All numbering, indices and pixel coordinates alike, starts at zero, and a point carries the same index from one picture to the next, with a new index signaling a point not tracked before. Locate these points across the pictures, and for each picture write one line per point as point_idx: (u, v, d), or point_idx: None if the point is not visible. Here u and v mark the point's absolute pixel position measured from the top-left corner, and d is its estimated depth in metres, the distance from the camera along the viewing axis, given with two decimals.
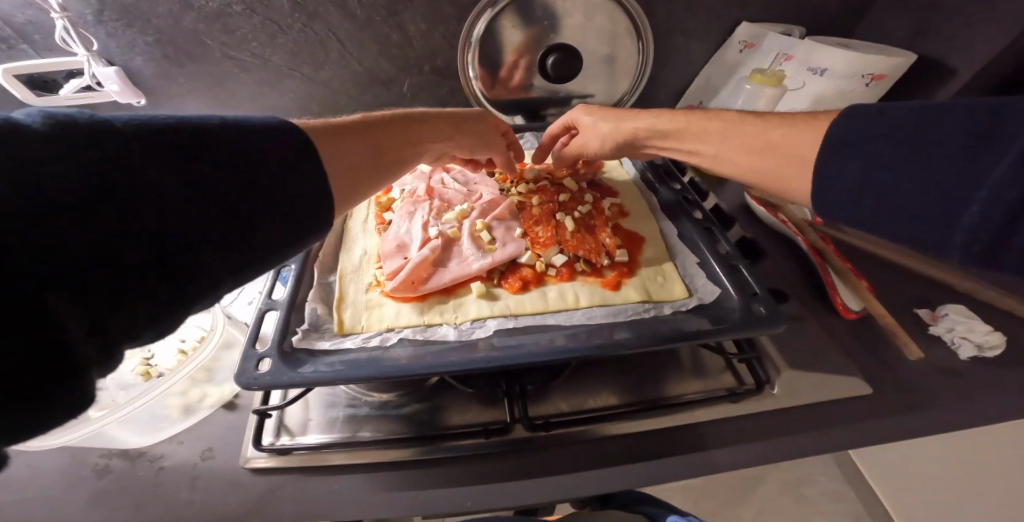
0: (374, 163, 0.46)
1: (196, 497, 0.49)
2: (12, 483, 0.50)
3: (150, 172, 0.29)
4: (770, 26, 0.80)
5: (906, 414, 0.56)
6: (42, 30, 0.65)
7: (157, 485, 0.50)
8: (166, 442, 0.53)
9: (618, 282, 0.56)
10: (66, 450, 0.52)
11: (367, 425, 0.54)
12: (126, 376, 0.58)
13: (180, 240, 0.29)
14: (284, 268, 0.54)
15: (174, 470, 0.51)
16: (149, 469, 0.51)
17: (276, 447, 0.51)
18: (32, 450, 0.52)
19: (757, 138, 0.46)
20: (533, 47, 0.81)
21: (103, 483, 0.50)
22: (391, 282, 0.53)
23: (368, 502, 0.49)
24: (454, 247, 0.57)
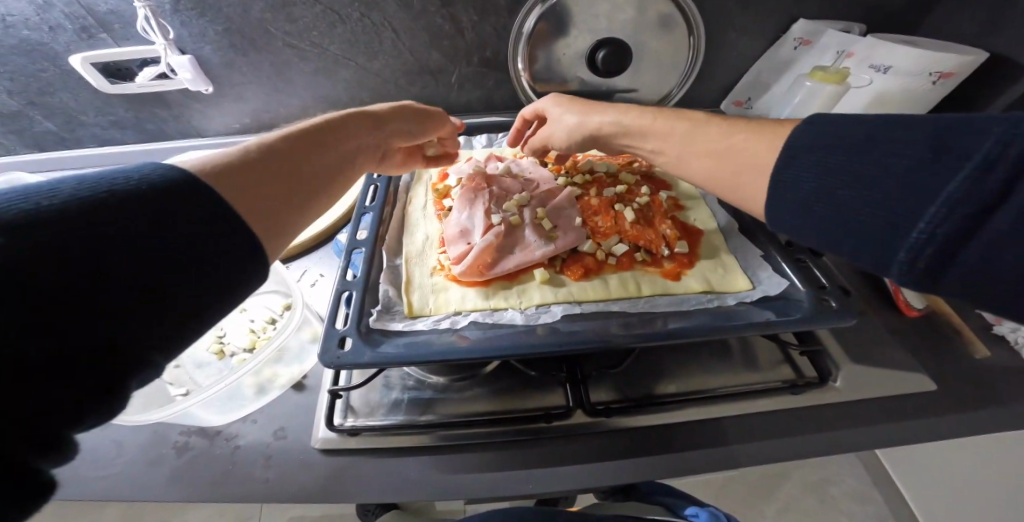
0: (309, 180, 0.41)
1: (272, 474, 0.51)
2: (99, 458, 0.53)
3: (42, 259, 0.24)
4: (829, 23, 0.79)
5: (974, 410, 0.55)
6: (121, 19, 0.68)
7: (235, 462, 0.52)
8: (240, 421, 0.55)
9: (679, 272, 0.56)
10: (149, 427, 0.55)
11: (430, 408, 0.56)
12: (202, 355, 0.62)
13: (137, 321, 0.26)
14: (354, 251, 0.56)
15: (251, 448, 0.53)
16: (226, 447, 0.53)
17: (346, 428, 0.53)
18: (117, 427, 0.55)
19: (714, 142, 0.43)
20: (583, 39, 0.79)
21: (185, 460, 0.52)
22: (458, 266, 0.54)
23: (433, 481, 0.51)
24: (516, 235, 0.57)
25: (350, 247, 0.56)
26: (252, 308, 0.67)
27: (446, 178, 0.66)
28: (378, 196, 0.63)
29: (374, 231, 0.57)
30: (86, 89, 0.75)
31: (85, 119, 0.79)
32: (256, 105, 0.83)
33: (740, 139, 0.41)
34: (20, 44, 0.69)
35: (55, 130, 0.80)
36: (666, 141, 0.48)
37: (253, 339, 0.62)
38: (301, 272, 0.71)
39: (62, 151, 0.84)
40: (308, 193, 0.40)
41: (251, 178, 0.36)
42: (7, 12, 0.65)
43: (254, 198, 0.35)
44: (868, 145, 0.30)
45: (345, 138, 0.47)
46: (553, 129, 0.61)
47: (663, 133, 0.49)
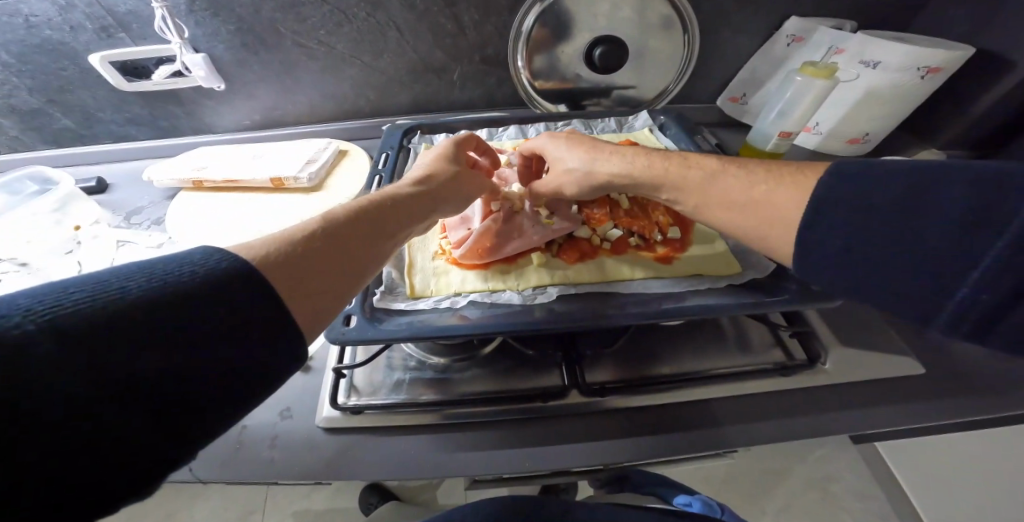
0: (342, 256, 0.39)
1: (277, 453, 0.53)
2: None
3: (140, 329, 0.25)
4: (821, 20, 0.81)
5: (962, 395, 0.56)
6: (140, 19, 0.71)
7: (241, 441, 0.54)
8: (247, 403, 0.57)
9: (671, 256, 0.58)
10: None
11: (430, 388, 0.58)
12: None
13: (212, 381, 0.27)
14: None
15: (256, 428, 0.55)
16: (233, 428, 0.55)
17: (350, 406, 0.55)
18: None
19: (744, 192, 0.43)
20: (581, 38, 0.81)
21: None
22: (459, 250, 0.57)
23: (433, 457, 0.53)
24: (514, 221, 0.60)
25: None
26: None
27: None
28: None
29: None
30: (104, 87, 0.79)
31: (102, 116, 0.83)
32: (266, 102, 0.87)
33: (765, 194, 0.42)
34: (43, 44, 0.72)
35: (73, 126, 0.83)
36: (699, 198, 0.47)
37: None
38: None
39: (77, 147, 0.87)
40: (338, 270, 0.38)
41: (280, 263, 0.34)
42: (31, 12, 0.68)
43: (305, 295, 0.34)
44: (910, 201, 0.32)
45: (386, 207, 0.46)
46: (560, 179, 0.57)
47: (694, 188, 0.47)
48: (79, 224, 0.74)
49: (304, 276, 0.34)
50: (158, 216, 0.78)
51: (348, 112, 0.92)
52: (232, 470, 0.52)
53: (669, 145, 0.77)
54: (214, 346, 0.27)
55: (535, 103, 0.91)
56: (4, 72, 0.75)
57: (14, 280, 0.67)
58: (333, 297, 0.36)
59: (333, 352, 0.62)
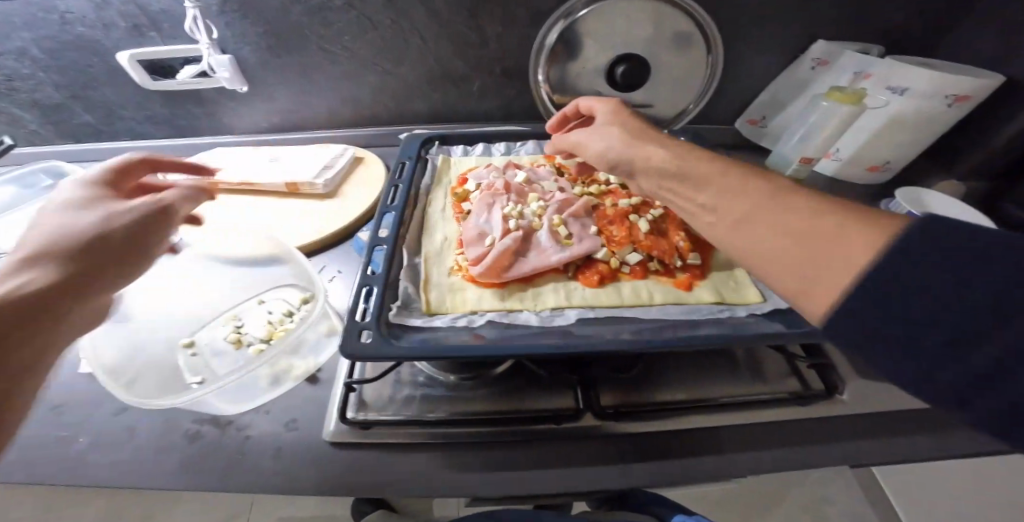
0: None
1: (280, 466, 0.49)
2: (109, 444, 0.50)
3: None
4: (846, 44, 0.81)
5: None
6: (171, 19, 0.71)
7: (243, 454, 0.50)
8: (256, 411, 0.54)
9: (691, 283, 0.57)
10: (161, 416, 0.52)
11: (442, 406, 0.56)
12: (218, 344, 0.58)
13: None
14: (376, 247, 0.56)
15: (260, 440, 0.51)
16: (236, 437, 0.51)
17: (358, 421, 0.53)
18: (133, 414, 0.52)
19: (804, 217, 0.33)
20: (604, 56, 0.81)
21: (195, 450, 0.50)
22: (477, 268, 0.56)
23: (443, 479, 0.50)
24: (533, 239, 0.59)
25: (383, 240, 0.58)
26: (268, 299, 0.62)
27: (466, 183, 0.69)
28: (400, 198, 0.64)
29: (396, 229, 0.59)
30: (128, 83, 0.78)
31: (124, 113, 0.83)
32: (285, 105, 0.87)
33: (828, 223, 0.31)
34: (75, 41, 0.72)
35: (93, 122, 0.83)
36: (740, 210, 0.38)
37: (271, 332, 0.58)
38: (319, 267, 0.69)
39: (95, 143, 0.87)
40: None
41: None
42: (66, 9, 0.68)
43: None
44: None
45: None
46: (590, 136, 0.58)
47: (743, 194, 0.39)
48: None
49: None
50: None
51: (365, 118, 0.92)
52: (237, 478, 0.48)
53: None
54: None
55: (552, 118, 0.91)
56: (31, 67, 0.74)
57: None
58: None
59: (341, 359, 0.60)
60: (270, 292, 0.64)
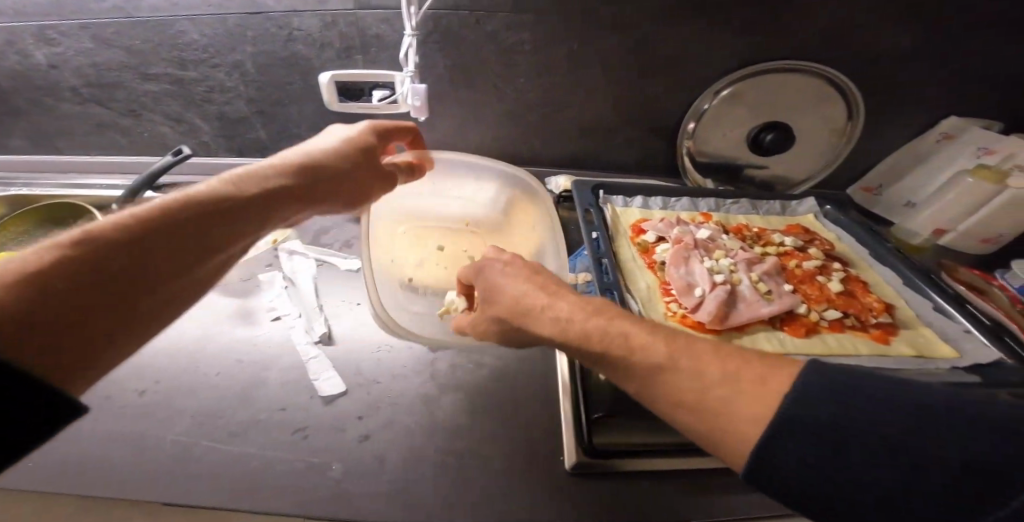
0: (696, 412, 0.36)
1: (536, 502, 0.48)
2: (360, 468, 0.48)
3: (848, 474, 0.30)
4: (974, 122, 0.87)
5: None
6: (382, 44, 0.76)
7: (496, 485, 0.49)
8: (490, 441, 0.53)
9: (887, 338, 0.62)
10: (402, 441, 0.51)
11: (669, 435, 0.55)
12: (418, 362, 0.59)
13: (877, 495, 0.30)
14: (609, 292, 0.62)
15: (509, 470, 0.50)
16: (483, 468, 0.50)
17: (600, 450, 0.52)
18: (375, 439, 0.51)
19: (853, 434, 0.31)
20: (753, 122, 0.88)
21: (448, 481, 0.48)
22: (699, 315, 0.60)
23: (699, 509, 0.49)
24: (737, 292, 0.64)
25: (605, 287, 0.63)
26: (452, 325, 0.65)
27: (646, 235, 0.73)
28: (598, 249, 0.69)
29: (615, 279, 0.63)
30: (314, 103, 0.83)
31: (295, 130, 0.87)
32: (444, 137, 0.91)
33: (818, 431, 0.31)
34: (288, 58, 0.77)
35: (264, 137, 0.88)
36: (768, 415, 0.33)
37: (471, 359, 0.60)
38: None
39: (258, 157, 0.91)
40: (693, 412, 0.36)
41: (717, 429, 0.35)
42: (297, 27, 0.74)
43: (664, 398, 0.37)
44: None
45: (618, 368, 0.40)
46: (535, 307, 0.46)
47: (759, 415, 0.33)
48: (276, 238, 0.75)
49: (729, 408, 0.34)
50: (347, 238, 0.77)
51: (505, 157, 0.96)
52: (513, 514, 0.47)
53: (836, 230, 0.82)
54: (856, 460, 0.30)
55: (687, 173, 0.96)
56: (237, 80, 0.80)
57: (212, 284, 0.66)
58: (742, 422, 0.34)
59: (558, 381, 0.59)
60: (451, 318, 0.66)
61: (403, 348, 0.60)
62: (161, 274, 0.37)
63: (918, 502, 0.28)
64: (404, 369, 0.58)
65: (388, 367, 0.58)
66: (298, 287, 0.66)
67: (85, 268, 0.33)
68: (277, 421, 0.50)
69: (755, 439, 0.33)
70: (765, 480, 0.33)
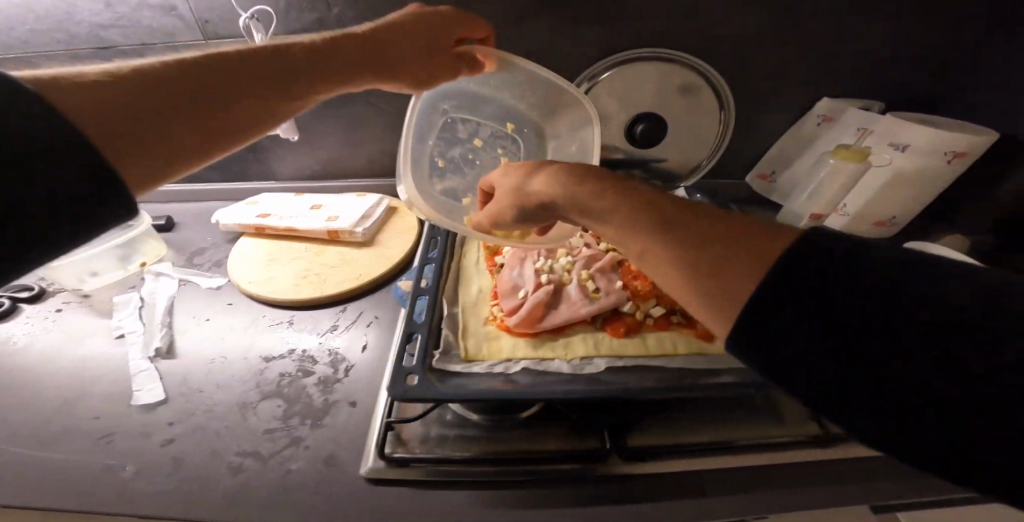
0: (676, 269, 0.31)
1: (319, 502, 0.50)
2: (153, 471, 0.51)
3: (870, 338, 0.24)
4: (852, 102, 0.85)
5: None
6: None
7: (285, 487, 0.50)
8: (294, 445, 0.54)
9: (712, 335, 0.61)
10: (204, 446, 0.53)
11: (475, 446, 0.56)
12: (246, 373, 0.62)
13: (868, 355, 0.24)
14: (419, 297, 0.62)
15: (303, 472, 0.52)
16: (278, 470, 0.52)
17: (396, 458, 0.53)
18: (178, 444, 0.53)
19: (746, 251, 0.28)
20: (624, 116, 0.88)
21: (237, 483, 0.50)
22: (512, 318, 0.60)
23: (480, 516, 0.50)
24: (563, 292, 0.64)
25: (415, 293, 0.62)
26: (294, 337, 0.68)
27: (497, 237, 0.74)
28: (438, 250, 0.70)
29: (435, 282, 0.64)
30: None
31: None
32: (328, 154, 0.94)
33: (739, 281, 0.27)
34: None
35: None
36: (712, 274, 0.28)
37: (302, 368, 0.63)
38: (339, 311, 0.72)
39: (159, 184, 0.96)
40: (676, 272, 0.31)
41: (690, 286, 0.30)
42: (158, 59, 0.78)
43: (662, 265, 0.32)
44: None
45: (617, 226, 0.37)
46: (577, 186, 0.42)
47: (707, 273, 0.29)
48: (146, 261, 0.79)
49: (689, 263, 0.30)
50: (220, 257, 0.81)
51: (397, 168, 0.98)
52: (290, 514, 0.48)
53: None
54: (850, 319, 0.25)
55: None
56: None
57: (75, 308, 0.71)
58: (731, 279, 0.28)
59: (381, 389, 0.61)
60: (295, 330, 0.69)
61: (237, 361, 0.63)
62: (195, 137, 0.36)
63: (917, 366, 0.23)
64: (231, 379, 0.61)
65: (216, 378, 0.61)
66: (152, 308, 0.70)
67: (142, 97, 0.33)
68: (87, 429, 0.55)
69: (749, 289, 0.27)
70: (750, 347, 0.27)
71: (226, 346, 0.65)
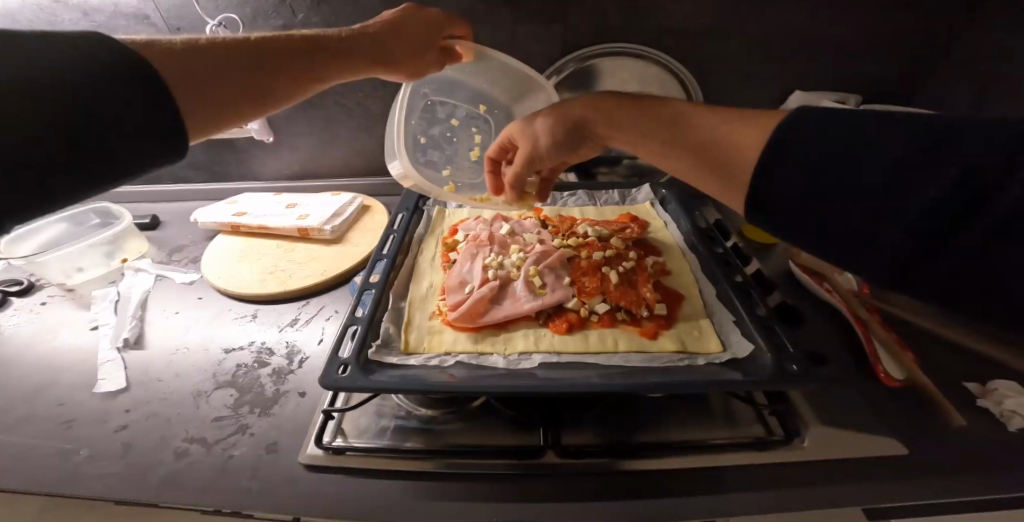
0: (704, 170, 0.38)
1: (254, 486, 0.52)
2: (107, 455, 0.54)
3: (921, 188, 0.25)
4: (824, 95, 0.83)
5: (962, 487, 0.52)
6: None
7: (225, 471, 0.53)
8: (239, 433, 0.57)
9: (656, 331, 0.62)
10: (156, 432, 0.57)
11: (413, 436, 0.58)
12: (206, 364, 0.65)
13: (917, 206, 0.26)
14: (366, 291, 0.64)
15: (243, 459, 0.54)
16: (221, 455, 0.55)
17: (333, 446, 0.55)
18: (133, 430, 0.57)
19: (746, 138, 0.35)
20: None
21: (181, 466, 0.53)
22: (454, 313, 0.62)
23: (406, 504, 0.51)
24: (509, 288, 0.66)
25: (364, 287, 0.65)
26: (256, 329, 0.71)
27: (455, 234, 0.76)
28: (394, 246, 0.73)
29: (386, 276, 0.66)
30: None
31: None
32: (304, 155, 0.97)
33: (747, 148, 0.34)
34: None
35: None
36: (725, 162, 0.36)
37: (257, 360, 0.66)
38: (300, 305, 0.75)
39: (148, 185, 1.01)
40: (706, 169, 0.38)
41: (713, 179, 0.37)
42: None
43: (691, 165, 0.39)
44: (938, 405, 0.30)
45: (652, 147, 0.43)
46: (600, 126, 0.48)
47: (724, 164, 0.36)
48: (128, 257, 0.83)
49: (716, 159, 0.37)
50: (197, 255, 0.85)
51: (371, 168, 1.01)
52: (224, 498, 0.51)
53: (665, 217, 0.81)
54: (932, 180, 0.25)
55: None
56: None
57: (58, 302, 0.76)
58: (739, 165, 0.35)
59: None
60: (258, 323, 0.72)
61: (200, 352, 0.67)
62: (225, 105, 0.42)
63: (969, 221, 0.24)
64: (190, 369, 0.65)
65: (177, 368, 0.65)
66: (126, 302, 0.74)
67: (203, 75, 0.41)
68: (54, 413, 0.59)
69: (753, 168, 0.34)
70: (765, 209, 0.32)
71: (190, 339, 0.69)
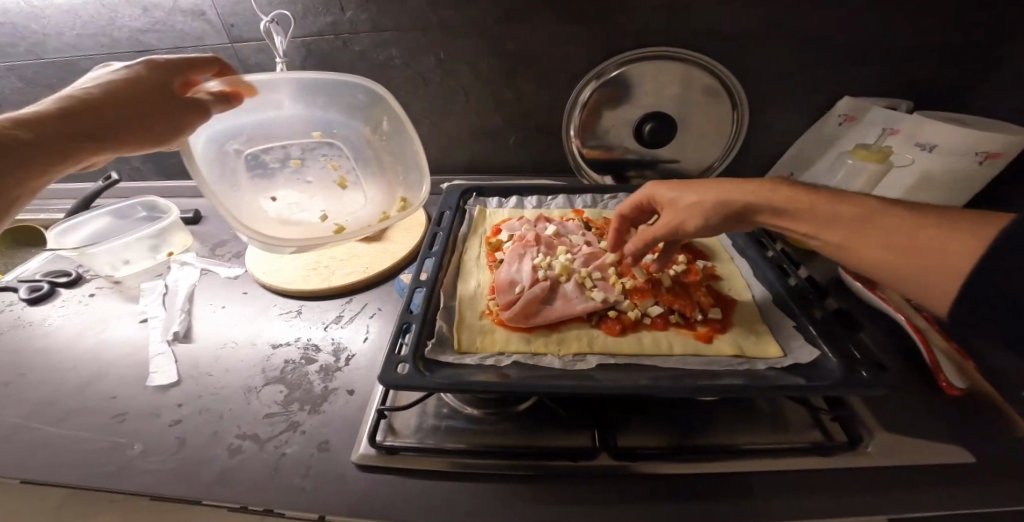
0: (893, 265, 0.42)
1: (307, 485, 0.51)
2: (161, 449, 0.54)
3: None
4: (875, 100, 0.81)
5: None
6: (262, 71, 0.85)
7: (277, 469, 0.53)
8: (290, 430, 0.57)
9: (711, 335, 0.60)
10: (208, 428, 0.56)
11: (463, 437, 0.56)
12: (254, 359, 0.65)
13: None
14: (416, 289, 0.64)
15: (295, 457, 0.54)
16: (273, 453, 0.54)
17: (385, 445, 0.54)
18: (185, 425, 0.57)
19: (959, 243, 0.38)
20: (632, 113, 0.88)
21: (234, 462, 0.53)
22: (507, 312, 0.61)
23: (462, 506, 0.50)
24: (560, 289, 0.65)
25: (415, 286, 0.64)
26: (302, 325, 0.71)
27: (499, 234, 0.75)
28: (439, 244, 0.72)
29: (435, 275, 0.66)
30: None
31: None
32: None
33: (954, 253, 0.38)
34: None
35: None
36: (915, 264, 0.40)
37: (305, 356, 0.66)
38: (343, 303, 0.74)
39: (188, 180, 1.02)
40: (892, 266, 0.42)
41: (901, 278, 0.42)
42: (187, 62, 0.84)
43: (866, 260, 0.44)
44: None
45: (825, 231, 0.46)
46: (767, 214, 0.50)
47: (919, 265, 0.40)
48: (173, 251, 0.84)
49: (903, 258, 0.41)
50: (239, 250, 0.85)
51: None
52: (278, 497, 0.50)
53: None
54: None
55: (581, 171, 0.97)
56: None
57: (104, 295, 0.77)
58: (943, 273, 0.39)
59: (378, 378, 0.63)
60: (303, 320, 0.72)
61: (248, 347, 0.67)
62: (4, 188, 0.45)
63: None
64: (239, 365, 0.64)
65: (226, 363, 0.65)
66: (173, 295, 0.75)
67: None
68: (105, 406, 0.59)
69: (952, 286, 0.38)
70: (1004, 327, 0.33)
71: (235, 334, 0.69)
